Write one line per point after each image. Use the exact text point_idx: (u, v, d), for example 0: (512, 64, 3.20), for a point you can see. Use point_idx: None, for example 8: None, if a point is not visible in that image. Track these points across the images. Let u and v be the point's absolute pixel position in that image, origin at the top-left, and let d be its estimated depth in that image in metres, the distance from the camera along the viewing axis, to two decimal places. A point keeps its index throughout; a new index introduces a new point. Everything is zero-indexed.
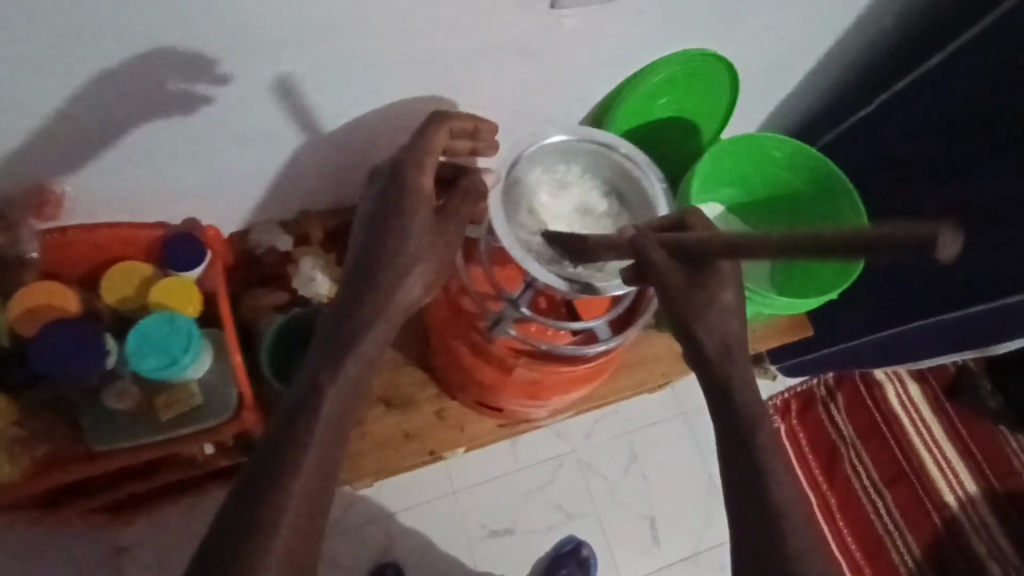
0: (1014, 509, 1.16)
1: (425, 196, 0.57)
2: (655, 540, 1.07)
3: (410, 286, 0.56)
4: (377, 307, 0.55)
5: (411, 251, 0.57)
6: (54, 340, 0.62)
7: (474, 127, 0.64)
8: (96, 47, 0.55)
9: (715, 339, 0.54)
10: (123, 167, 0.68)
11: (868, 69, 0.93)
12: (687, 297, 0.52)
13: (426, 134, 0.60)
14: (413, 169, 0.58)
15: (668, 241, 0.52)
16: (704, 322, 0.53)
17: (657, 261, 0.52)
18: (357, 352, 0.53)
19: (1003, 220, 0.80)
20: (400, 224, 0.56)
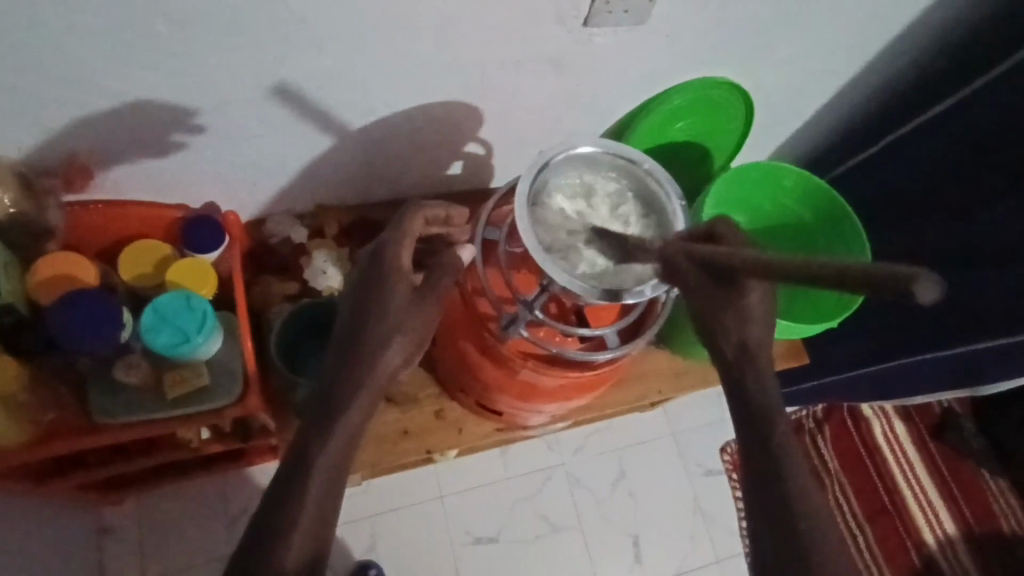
0: (991, 550, 1.18)
1: (405, 278, 0.60)
2: (638, 559, 1.07)
3: (390, 358, 0.58)
4: (365, 373, 0.57)
5: (389, 329, 0.58)
6: (72, 309, 0.63)
7: (448, 215, 0.65)
8: (147, 28, 0.56)
9: (734, 346, 0.53)
10: (154, 145, 0.69)
11: (878, 109, 0.97)
12: (705, 302, 0.52)
13: (399, 224, 0.61)
14: (393, 254, 0.60)
15: (692, 251, 0.52)
16: (721, 326, 0.53)
17: (681, 267, 0.53)
18: (356, 404, 0.56)
19: (1004, 264, 0.82)
20: (382, 304, 0.58)
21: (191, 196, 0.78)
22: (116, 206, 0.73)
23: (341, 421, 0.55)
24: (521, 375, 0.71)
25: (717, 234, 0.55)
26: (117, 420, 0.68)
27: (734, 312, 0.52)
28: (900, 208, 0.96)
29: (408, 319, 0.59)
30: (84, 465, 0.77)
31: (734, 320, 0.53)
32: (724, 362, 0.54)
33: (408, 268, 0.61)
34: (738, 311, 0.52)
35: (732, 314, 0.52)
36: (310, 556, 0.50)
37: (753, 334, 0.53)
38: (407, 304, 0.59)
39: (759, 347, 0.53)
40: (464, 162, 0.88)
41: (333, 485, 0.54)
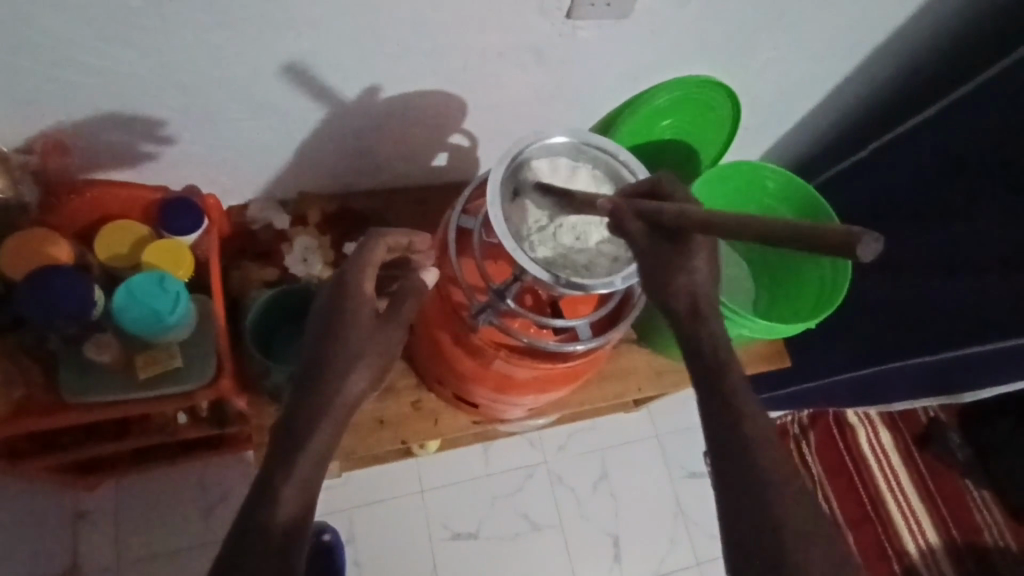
0: (972, 562, 1.17)
1: (367, 305, 0.60)
2: (617, 560, 1.07)
3: (353, 382, 0.57)
4: (329, 396, 0.56)
5: (354, 347, 0.58)
6: (42, 285, 0.62)
7: (411, 241, 0.65)
8: (123, 3, 0.55)
9: (685, 302, 0.50)
10: (133, 125, 0.68)
11: (866, 113, 0.97)
12: (651, 258, 0.50)
13: (361, 252, 0.61)
14: (354, 281, 0.60)
15: (638, 208, 0.50)
16: (671, 285, 0.50)
17: (630, 228, 0.50)
18: (318, 432, 0.55)
19: (990, 272, 0.83)
20: (343, 332, 0.58)
21: (172, 179, 0.78)
22: (95, 186, 0.73)
23: (308, 445, 0.54)
24: (495, 365, 0.71)
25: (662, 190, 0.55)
26: (84, 399, 0.67)
27: (688, 271, 0.50)
28: (887, 214, 0.95)
29: (371, 344, 0.59)
30: (61, 446, 0.77)
31: (684, 277, 0.50)
32: (678, 324, 0.51)
33: (371, 296, 0.61)
34: (688, 269, 0.50)
35: (681, 268, 0.50)
36: (275, 540, 0.50)
37: (703, 289, 0.50)
38: (370, 329, 0.59)
39: (709, 303, 0.51)
40: (449, 153, 0.88)
41: (315, 474, 0.54)
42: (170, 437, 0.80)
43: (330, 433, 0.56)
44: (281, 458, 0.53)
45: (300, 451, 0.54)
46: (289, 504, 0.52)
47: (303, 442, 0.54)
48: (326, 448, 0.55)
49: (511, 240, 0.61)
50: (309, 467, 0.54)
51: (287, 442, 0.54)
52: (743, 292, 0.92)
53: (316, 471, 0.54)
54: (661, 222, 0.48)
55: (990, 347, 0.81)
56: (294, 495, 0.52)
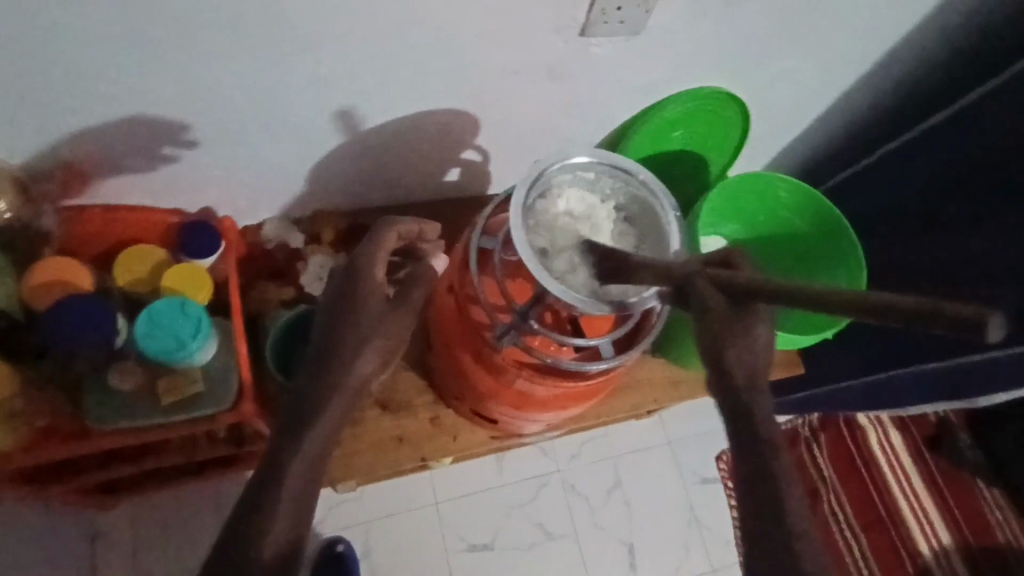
0: (985, 562, 1.17)
1: (378, 290, 0.61)
2: (632, 566, 1.07)
3: (365, 361, 0.58)
4: (340, 378, 0.57)
5: (365, 331, 0.59)
6: (66, 313, 0.64)
7: (420, 229, 0.68)
8: (141, 35, 0.56)
9: (744, 373, 0.48)
10: (150, 151, 0.69)
11: (875, 118, 0.97)
12: (721, 323, 0.48)
13: (374, 238, 0.64)
14: (366, 264, 0.62)
15: (715, 275, 0.50)
16: (737, 351, 0.48)
17: (701, 290, 0.50)
18: (330, 406, 0.55)
19: (996, 277, 0.82)
20: (356, 309, 0.59)
21: (187, 202, 0.78)
22: (113, 211, 0.74)
23: (321, 419, 0.55)
24: (514, 383, 0.72)
25: (724, 264, 0.56)
26: (108, 426, 0.68)
27: (751, 340, 0.49)
28: (897, 219, 0.96)
29: (381, 326, 0.60)
30: (86, 470, 0.77)
31: (747, 346, 0.49)
32: (734, 396, 0.48)
33: (382, 280, 0.62)
34: (751, 339, 0.49)
35: (745, 340, 0.49)
36: (276, 552, 0.49)
37: (760, 364, 0.50)
38: (380, 312, 0.61)
39: (762, 379, 0.50)
40: (462, 169, 0.88)
41: (305, 480, 0.53)
42: (191, 456, 0.80)
43: (342, 411, 0.57)
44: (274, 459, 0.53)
45: (298, 450, 0.53)
46: (283, 508, 0.51)
47: (300, 442, 0.54)
48: (319, 452, 0.55)
49: (535, 262, 0.61)
50: (306, 465, 0.54)
51: (288, 432, 0.54)
52: None
53: (305, 478, 0.53)
54: (738, 289, 0.49)
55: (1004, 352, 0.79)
56: (291, 497, 0.52)
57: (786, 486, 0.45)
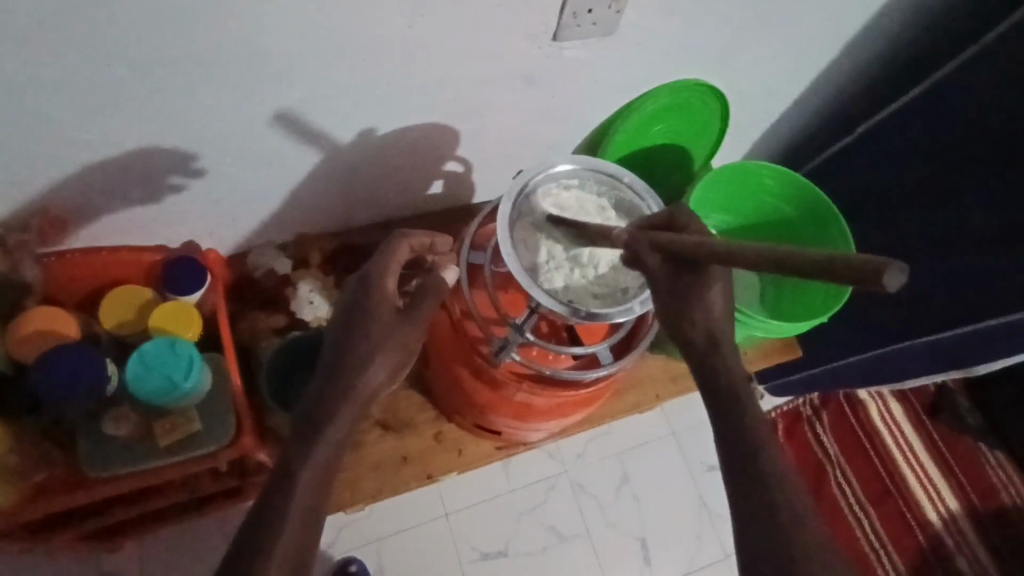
0: (993, 527, 1.15)
1: (388, 302, 0.59)
2: (647, 560, 0.97)
3: (374, 372, 0.56)
4: (348, 386, 0.55)
5: (374, 341, 0.57)
6: (54, 363, 0.63)
7: (432, 242, 0.64)
8: (110, 74, 0.55)
9: (703, 335, 0.51)
10: (128, 188, 0.68)
11: (853, 99, 0.97)
12: (671, 294, 0.51)
13: (385, 251, 0.61)
14: (377, 277, 0.59)
15: (656, 242, 0.51)
16: (690, 315, 0.51)
17: (648, 261, 0.51)
18: (339, 417, 0.54)
19: (984, 248, 0.83)
20: (366, 323, 0.57)
21: (169, 236, 0.78)
22: (94, 253, 0.73)
23: (329, 431, 0.53)
24: (514, 395, 0.71)
25: (678, 222, 0.54)
26: (106, 472, 0.68)
27: (702, 303, 0.51)
28: (881, 194, 0.96)
29: (390, 339, 0.57)
30: (92, 512, 0.77)
31: (700, 306, 0.51)
32: (696, 355, 0.52)
33: (393, 292, 0.60)
34: (703, 300, 0.51)
35: (696, 302, 0.51)
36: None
37: (717, 320, 0.51)
38: (389, 325, 0.58)
39: (725, 336, 0.51)
40: (444, 181, 0.87)
41: (312, 499, 0.52)
42: (192, 494, 0.79)
43: (350, 422, 0.55)
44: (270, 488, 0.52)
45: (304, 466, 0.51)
46: (290, 529, 0.49)
47: (307, 458, 0.52)
48: (322, 471, 0.53)
49: (526, 277, 0.61)
50: (309, 486, 0.52)
51: (295, 449, 0.52)
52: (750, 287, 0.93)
53: (309, 502, 0.52)
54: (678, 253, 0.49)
55: (997, 321, 0.79)
56: (299, 514, 0.51)
57: (760, 449, 0.49)
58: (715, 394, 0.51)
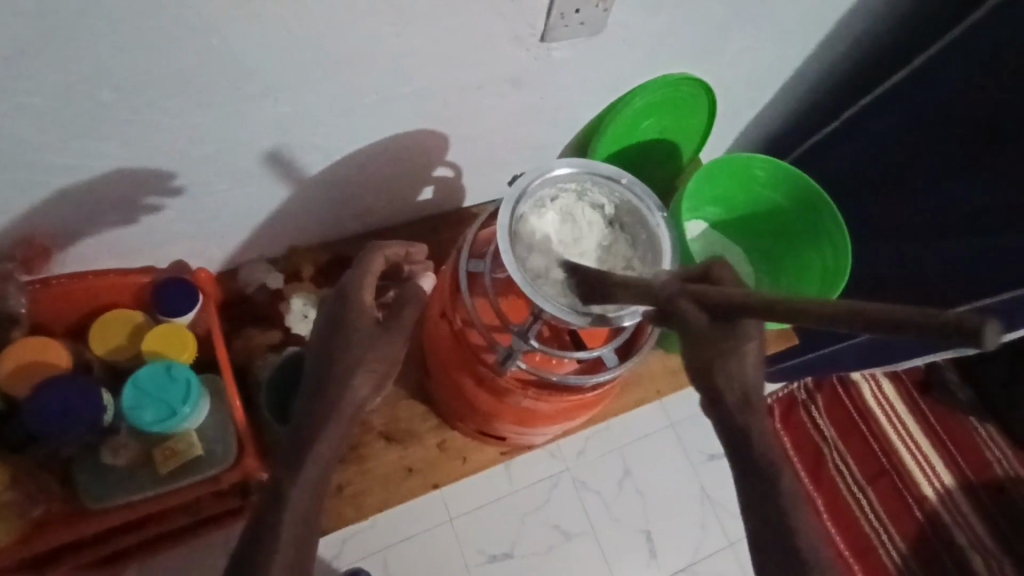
0: (990, 501, 1.14)
1: (367, 314, 0.58)
2: (652, 553, 0.93)
3: (358, 387, 0.56)
4: (335, 404, 0.55)
5: (358, 354, 0.56)
6: (47, 395, 0.64)
7: (408, 253, 0.65)
8: (92, 99, 0.54)
9: (737, 394, 0.52)
10: (114, 211, 0.67)
11: (836, 87, 0.97)
12: (709, 347, 0.50)
13: (361, 264, 0.61)
14: (354, 291, 0.59)
15: (696, 294, 0.50)
16: (725, 373, 0.51)
17: (687, 313, 0.50)
18: (325, 433, 0.54)
19: (969, 230, 0.84)
20: (344, 339, 0.57)
21: (158, 257, 0.77)
22: (82, 278, 0.72)
23: (314, 449, 0.54)
24: (519, 402, 0.71)
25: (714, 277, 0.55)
26: (107, 503, 0.69)
27: (739, 361, 0.51)
28: (866, 179, 0.97)
29: (372, 352, 0.57)
30: (84, 545, 0.74)
31: (736, 365, 0.51)
32: (728, 412, 0.53)
33: (372, 304, 0.60)
34: (739, 357, 0.51)
35: (734, 361, 0.51)
36: None
37: (752, 381, 0.52)
38: (370, 337, 0.57)
39: (756, 394, 0.53)
40: (435, 186, 0.87)
41: (304, 518, 0.53)
42: (195, 516, 0.77)
43: (337, 438, 0.55)
44: (271, 510, 0.52)
45: (293, 485, 0.53)
46: (283, 552, 0.51)
47: (295, 477, 0.53)
48: (314, 489, 0.54)
49: (527, 284, 0.61)
50: (301, 506, 0.53)
51: (282, 471, 0.54)
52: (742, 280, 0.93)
53: (301, 521, 0.53)
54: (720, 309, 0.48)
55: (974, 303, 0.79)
56: (291, 535, 0.52)
57: None
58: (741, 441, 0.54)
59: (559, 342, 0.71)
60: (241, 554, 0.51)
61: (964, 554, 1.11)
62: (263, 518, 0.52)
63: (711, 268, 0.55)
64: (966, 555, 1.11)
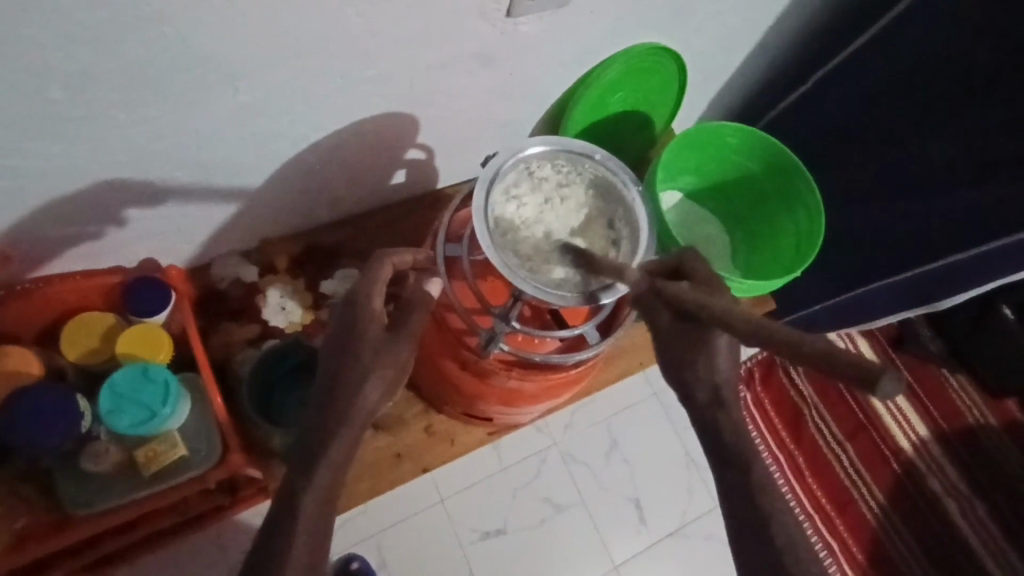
0: (960, 447, 1.18)
1: (377, 320, 0.56)
2: (642, 520, 0.95)
3: (368, 393, 0.54)
4: (344, 410, 0.53)
5: (366, 361, 0.55)
6: (21, 407, 0.63)
7: (413, 259, 0.64)
8: (43, 96, 0.52)
9: (707, 392, 0.51)
10: (77, 211, 0.65)
11: (804, 50, 0.97)
12: (674, 347, 0.52)
13: (368, 272, 0.59)
14: (363, 298, 0.57)
15: (663, 296, 0.52)
16: (691, 372, 0.51)
17: (657, 315, 0.53)
18: (338, 438, 0.52)
19: (940, 186, 0.85)
20: (356, 346, 0.55)
21: (124, 256, 0.75)
22: (47, 283, 0.71)
23: (327, 454, 0.51)
24: (503, 383, 0.72)
25: (686, 272, 0.55)
26: (91, 509, 0.69)
27: (707, 359, 0.51)
28: (835, 141, 0.97)
29: (383, 358, 0.55)
30: (71, 552, 0.73)
31: (704, 364, 0.51)
32: (698, 408, 0.52)
33: (381, 311, 0.58)
34: (709, 356, 0.51)
35: (703, 360, 0.51)
36: None
37: (724, 378, 0.51)
38: (380, 343, 0.55)
39: (732, 389, 0.51)
40: (407, 170, 0.85)
41: (318, 517, 0.51)
42: (182, 515, 0.76)
43: (350, 443, 0.53)
44: (278, 510, 0.51)
45: (302, 490, 0.51)
46: (297, 554, 0.50)
47: (308, 481, 0.51)
48: (329, 488, 0.52)
49: (508, 268, 0.60)
50: (314, 508, 0.51)
51: (288, 478, 0.52)
52: (722, 250, 0.95)
53: (313, 525, 0.51)
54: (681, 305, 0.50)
55: (963, 253, 0.80)
56: (302, 542, 0.50)
57: None
58: (715, 439, 0.52)
59: (540, 322, 0.71)
60: (256, 556, 0.50)
61: (940, 501, 1.15)
62: (276, 523, 0.50)
63: (683, 262, 0.56)
64: (942, 502, 1.15)
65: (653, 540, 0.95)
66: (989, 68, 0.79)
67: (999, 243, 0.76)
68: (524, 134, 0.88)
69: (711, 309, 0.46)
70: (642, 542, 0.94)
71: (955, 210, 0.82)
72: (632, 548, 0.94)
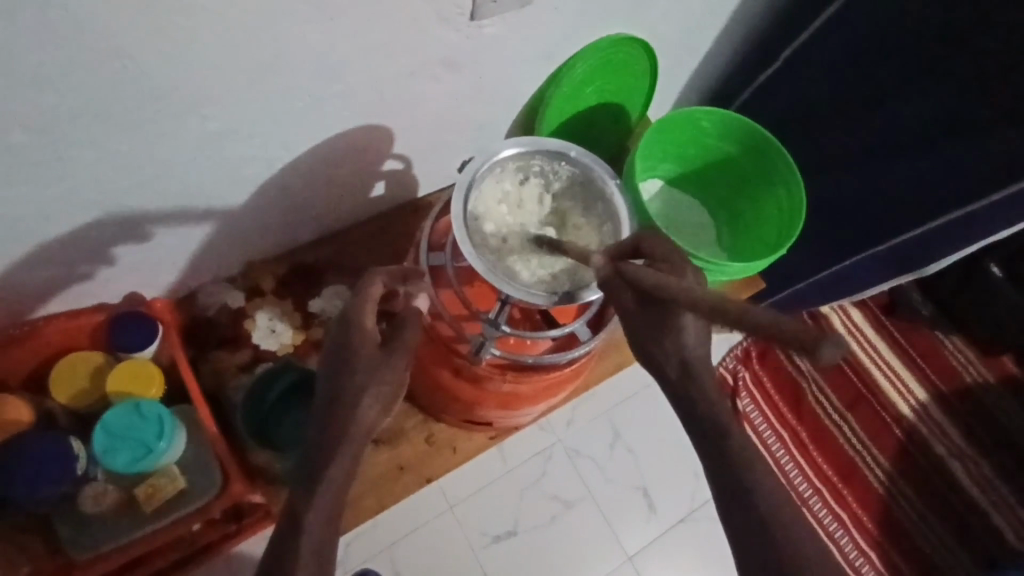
0: (960, 407, 1.19)
1: (370, 336, 0.55)
2: (651, 508, 0.95)
3: (367, 408, 0.53)
4: (343, 426, 0.53)
5: (361, 379, 0.54)
6: (14, 457, 0.63)
7: (405, 272, 0.62)
8: (6, 141, 0.51)
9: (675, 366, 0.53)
10: (53, 253, 0.64)
11: (770, 28, 0.97)
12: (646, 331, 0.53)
13: (359, 290, 0.58)
14: (357, 317, 0.56)
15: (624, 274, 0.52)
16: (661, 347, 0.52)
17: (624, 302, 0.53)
18: (339, 455, 0.52)
19: (918, 151, 0.85)
20: (352, 365, 0.54)
21: (106, 294, 0.74)
22: (28, 328, 0.70)
23: (330, 472, 0.51)
24: (498, 387, 0.72)
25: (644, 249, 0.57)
26: (93, 551, 0.68)
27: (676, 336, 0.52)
28: (809, 116, 0.97)
29: (378, 375, 0.54)
30: None
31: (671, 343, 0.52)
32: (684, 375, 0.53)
33: (375, 328, 0.57)
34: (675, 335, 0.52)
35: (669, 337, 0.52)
36: None
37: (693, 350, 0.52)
38: (374, 359, 0.55)
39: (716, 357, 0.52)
40: (386, 180, 0.85)
41: (324, 534, 0.50)
42: (188, 546, 0.76)
43: (350, 462, 0.53)
44: (283, 534, 0.50)
45: (309, 510, 0.50)
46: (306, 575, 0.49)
47: (312, 499, 0.50)
48: (334, 506, 0.51)
49: (493, 274, 0.60)
50: (319, 527, 0.50)
51: (292, 498, 0.51)
52: (706, 236, 0.96)
53: (319, 545, 0.50)
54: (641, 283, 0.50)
55: (945, 219, 0.81)
56: (310, 564, 0.49)
57: None
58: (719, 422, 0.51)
59: (530, 323, 0.72)
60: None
61: (944, 462, 1.15)
62: (282, 547, 0.49)
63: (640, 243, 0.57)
64: (947, 463, 1.15)
65: (664, 528, 0.95)
66: (951, 32, 0.79)
67: (993, 199, 0.76)
68: (499, 136, 0.88)
69: (682, 293, 0.45)
70: (654, 530, 0.95)
71: (934, 174, 0.83)
72: (643, 536, 0.94)
